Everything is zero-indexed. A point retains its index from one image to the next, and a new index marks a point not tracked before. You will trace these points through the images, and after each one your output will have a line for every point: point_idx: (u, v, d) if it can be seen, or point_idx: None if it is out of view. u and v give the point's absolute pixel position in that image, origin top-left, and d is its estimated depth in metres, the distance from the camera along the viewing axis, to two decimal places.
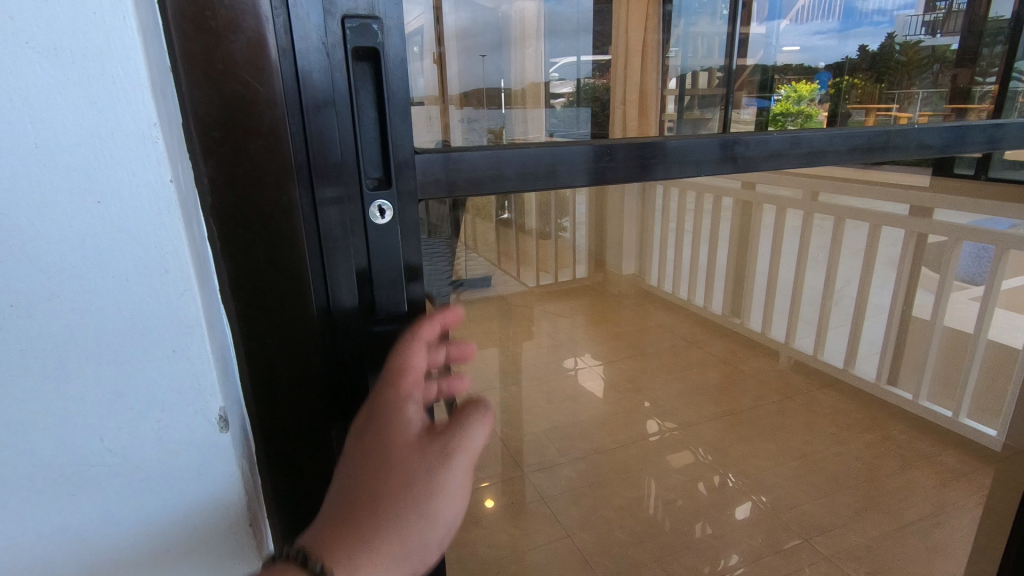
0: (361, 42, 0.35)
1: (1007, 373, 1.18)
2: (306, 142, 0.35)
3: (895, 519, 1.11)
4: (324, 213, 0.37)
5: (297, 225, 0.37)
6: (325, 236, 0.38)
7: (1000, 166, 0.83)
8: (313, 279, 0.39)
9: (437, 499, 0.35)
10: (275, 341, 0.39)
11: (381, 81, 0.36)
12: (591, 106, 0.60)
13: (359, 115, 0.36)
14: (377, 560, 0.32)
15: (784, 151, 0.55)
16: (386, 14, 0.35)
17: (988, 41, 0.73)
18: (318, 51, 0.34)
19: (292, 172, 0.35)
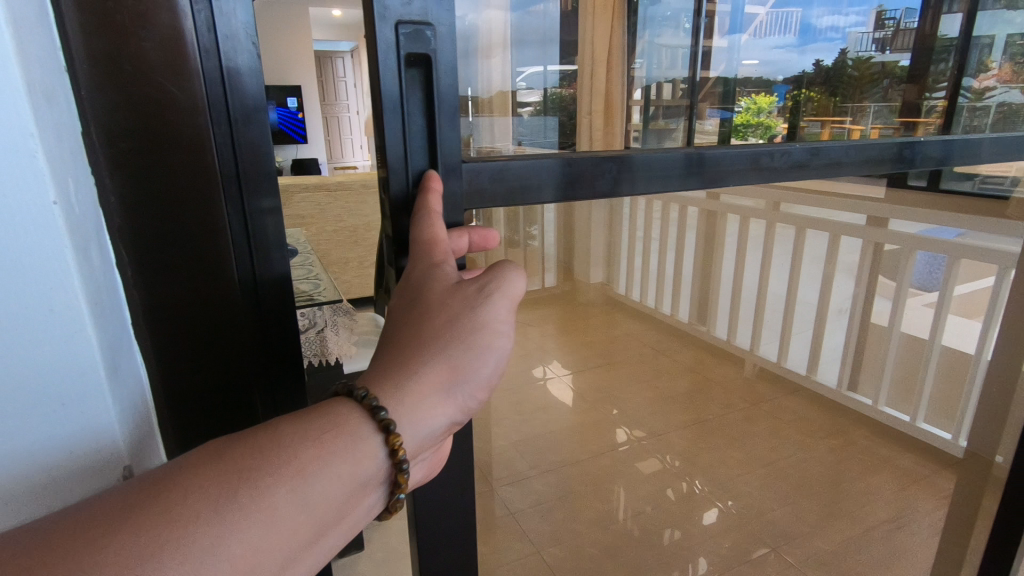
0: (414, 48, 0.35)
1: (961, 378, 1.20)
2: (234, 154, 0.32)
3: (859, 524, 1.13)
4: (259, 232, 0.34)
5: (225, 245, 0.33)
6: (259, 260, 0.34)
7: (951, 179, 0.84)
8: (244, 302, 0.35)
9: (482, 330, 0.32)
10: (201, 377, 0.35)
11: (431, 87, 0.36)
12: (558, 116, 0.56)
13: (407, 120, 0.36)
14: (419, 392, 0.30)
15: (805, 163, 0.56)
16: (440, 20, 0.35)
17: (936, 59, 0.75)
18: (249, 52, 0.31)
19: (218, 188, 0.32)
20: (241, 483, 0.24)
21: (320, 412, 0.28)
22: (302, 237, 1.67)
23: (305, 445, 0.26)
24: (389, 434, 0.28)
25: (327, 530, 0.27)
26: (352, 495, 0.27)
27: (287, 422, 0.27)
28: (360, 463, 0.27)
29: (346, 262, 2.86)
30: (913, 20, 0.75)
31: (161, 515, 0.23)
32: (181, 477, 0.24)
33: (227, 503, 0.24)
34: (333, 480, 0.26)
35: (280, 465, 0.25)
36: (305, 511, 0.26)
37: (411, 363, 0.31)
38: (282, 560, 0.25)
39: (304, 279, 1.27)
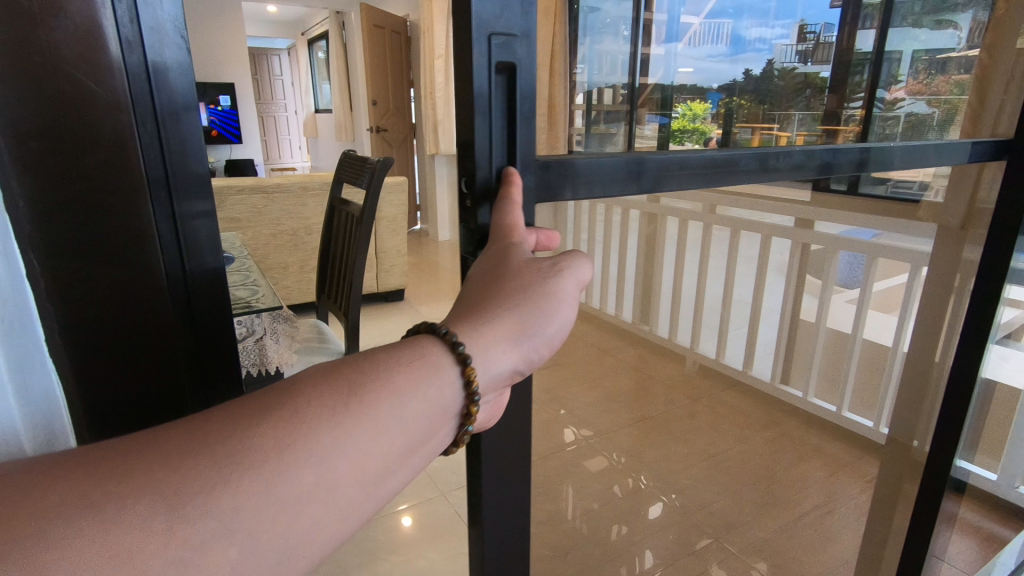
0: (503, 56, 0.36)
1: (879, 370, 1.25)
2: (163, 155, 0.30)
3: (793, 510, 1.21)
4: (192, 238, 0.32)
5: (151, 253, 0.31)
6: (193, 269, 0.32)
7: (868, 183, 0.89)
8: (174, 308, 0.33)
9: (551, 297, 0.34)
10: (122, 399, 0.32)
11: (513, 94, 0.37)
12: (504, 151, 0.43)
13: (494, 122, 0.37)
14: (492, 334, 0.31)
15: (804, 162, 0.63)
16: (527, 32, 0.36)
17: (856, 70, 0.80)
18: (176, 44, 0.29)
19: (144, 191, 0.30)
20: (343, 394, 0.25)
21: (408, 343, 0.29)
22: (237, 242, 1.60)
23: (397, 368, 0.27)
24: (466, 366, 0.29)
25: (411, 454, 0.27)
26: (434, 421, 0.28)
27: (380, 350, 0.28)
28: (443, 392, 0.28)
29: (285, 265, 2.77)
30: (832, 33, 0.75)
31: (270, 422, 0.23)
32: (287, 387, 0.25)
33: (337, 415, 0.24)
34: (420, 403, 0.27)
35: (377, 384, 0.26)
36: (398, 430, 0.26)
37: (486, 309, 0.32)
38: (375, 475, 0.26)
39: (240, 286, 1.21)
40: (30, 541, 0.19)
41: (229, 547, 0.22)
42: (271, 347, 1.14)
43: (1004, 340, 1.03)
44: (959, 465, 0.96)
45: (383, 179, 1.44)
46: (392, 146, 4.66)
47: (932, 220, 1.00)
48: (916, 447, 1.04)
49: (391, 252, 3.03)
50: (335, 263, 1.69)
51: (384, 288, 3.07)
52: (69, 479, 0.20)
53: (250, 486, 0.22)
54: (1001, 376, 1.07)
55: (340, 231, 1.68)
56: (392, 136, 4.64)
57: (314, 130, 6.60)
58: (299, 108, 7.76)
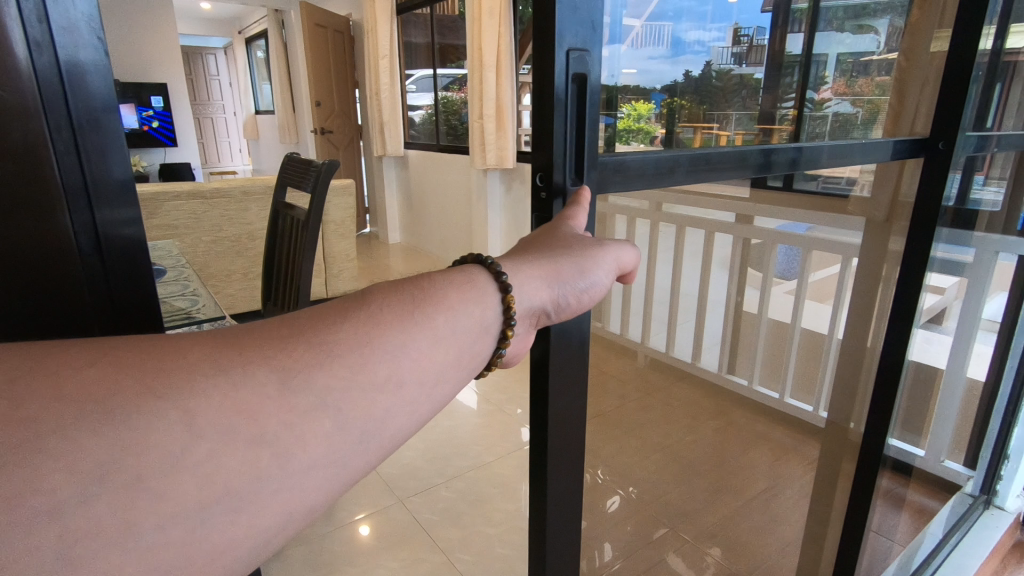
0: (580, 69, 0.40)
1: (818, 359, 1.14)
2: (80, 159, 0.37)
3: (742, 495, 1.11)
4: (109, 228, 0.40)
5: (65, 242, 0.38)
6: (109, 246, 0.40)
7: (801, 178, 0.84)
8: (88, 286, 0.40)
9: (587, 255, 0.42)
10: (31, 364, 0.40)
11: (583, 100, 0.41)
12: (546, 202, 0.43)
13: (570, 122, 0.40)
14: (531, 275, 0.40)
15: (765, 162, 0.69)
16: (595, 48, 0.41)
17: (787, 71, 0.80)
18: (91, 45, 0.36)
19: (60, 195, 0.37)
20: (417, 302, 0.34)
21: (459, 275, 0.38)
22: (174, 249, 1.52)
23: (453, 290, 0.36)
24: (507, 294, 0.38)
25: (460, 361, 0.36)
26: (479, 336, 0.37)
27: (438, 278, 0.37)
28: (486, 313, 0.37)
29: (228, 273, 2.66)
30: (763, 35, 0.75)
31: (366, 316, 0.32)
32: (374, 296, 0.34)
33: (412, 317, 0.33)
34: (468, 317, 0.36)
35: (439, 300, 0.35)
36: (453, 336, 0.35)
37: (526, 259, 0.41)
38: (438, 368, 0.34)
39: (179, 297, 1.15)
40: (139, 413, 0.25)
41: (326, 419, 0.29)
42: None
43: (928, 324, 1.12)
44: (891, 440, 1.12)
45: (329, 181, 1.40)
46: (337, 149, 4.56)
47: (863, 213, 0.99)
48: (853, 428, 1.15)
49: (340, 257, 2.96)
50: (281, 270, 1.64)
51: (334, 293, 3.00)
52: (202, 348, 0.28)
53: (338, 370, 0.30)
54: (927, 358, 1.15)
55: (285, 236, 1.63)
56: (338, 138, 4.53)
57: (254, 133, 6.37)
58: (238, 110, 7.48)
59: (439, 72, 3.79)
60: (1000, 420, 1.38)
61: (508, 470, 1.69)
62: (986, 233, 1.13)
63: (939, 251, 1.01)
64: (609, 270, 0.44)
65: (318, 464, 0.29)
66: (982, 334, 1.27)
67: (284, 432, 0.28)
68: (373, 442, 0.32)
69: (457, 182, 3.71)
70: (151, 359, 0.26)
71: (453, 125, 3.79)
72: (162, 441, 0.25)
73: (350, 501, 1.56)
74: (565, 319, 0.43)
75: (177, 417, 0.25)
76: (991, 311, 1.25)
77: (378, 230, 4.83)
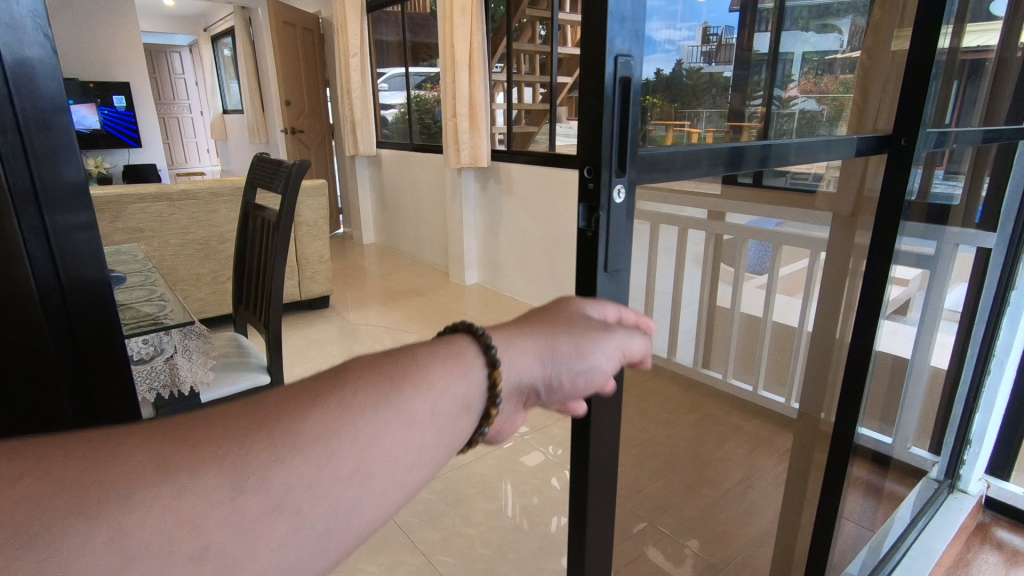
0: (624, 72, 0.43)
1: (792, 353, 1.10)
2: (28, 161, 0.47)
3: (718, 487, 1.08)
4: (60, 234, 0.50)
5: (23, 251, 0.49)
6: (63, 276, 0.51)
7: (771, 174, 0.81)
8: (48, 301, 0.51)
9: (593, 334, 0.42)
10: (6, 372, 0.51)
11: (625, 97, 0.43)
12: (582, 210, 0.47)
13: (613, 119, 0.43)
14: (526, 353, 0.40)
15: (737, 159, 0.70)
16: (633, 52, 0.44)
17: (755, 69, 0.80)
18: (36, 61, 0.47)
19: (13, 197, 0.47)
20: (388, 387, 0.34)
21: (446, 346, 0.38)
22: (140, 253, 1.48)
23: (435, 366, 0.36)
24: (493, 368, 0.37)
25: (436, 443, 0.35)
26: (459, 414, 0.36)
27: (420, 354, 0.36)
28: (468, 387, 0.37)
29: (197, 276, 2.59)
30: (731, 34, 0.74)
31: (331, 406, 0.32)
32: (348, 379, 0.33)
33: (382, 403, 0.33)
34: (447, 397, 0.35)
35: (415, 383, 0.34)
36: (430, 419, 0.35)
37: (525, 332, 0.41)
38: (408, 457, 0.34)
39: (145, 302, 1.11)
40: (61, 543, 0.24)
41: (281, 523, 0.29)
42: (184, 364, 1.06)
43: (894, 315, 1.15)
44: (861, 429, 1.15)
45: (300, 182, 1.38)
46: (309, 148, 4.48)
47: (829, 208, 0.98)
48: (824, 418, 1.15)
49: (314, 258, 2.92)
50: (252, 272, 1.61)
51: (307, 295, 2.95)
52: (145, 449, 0.27)
53: (298, 469, 0.30)
54: (895, 348, 1.19)
55: (255, 238, 1.60)
56: (308, 137, 4.46)
57: (222, 132, 6.22)
58: (205, 109, 7.31)
59: (411, 70, 3.76)
60: (962, 406, 1.44)
61: (487, 469, 1.69)
62: (948, 225, 1.16)
63: (903, 244, 1.04)
64: (615, 358, 0.43)
65: (276, 563, 0.29)
66: (945, 323, 1.31)
67: (236, 540, 0.28)
68: (338, 533, 0.32)
69: (431, 181, 3.68)
70: (95, 468, 0.26)
71: (427, 125, 3.77)
72: (92, 560, 0.24)
73: None
74: (557, 399, 0.42)
75: (109, 534, 0.25)
76: (953, 301, 1.30)
77: (351, 230, 4.77)
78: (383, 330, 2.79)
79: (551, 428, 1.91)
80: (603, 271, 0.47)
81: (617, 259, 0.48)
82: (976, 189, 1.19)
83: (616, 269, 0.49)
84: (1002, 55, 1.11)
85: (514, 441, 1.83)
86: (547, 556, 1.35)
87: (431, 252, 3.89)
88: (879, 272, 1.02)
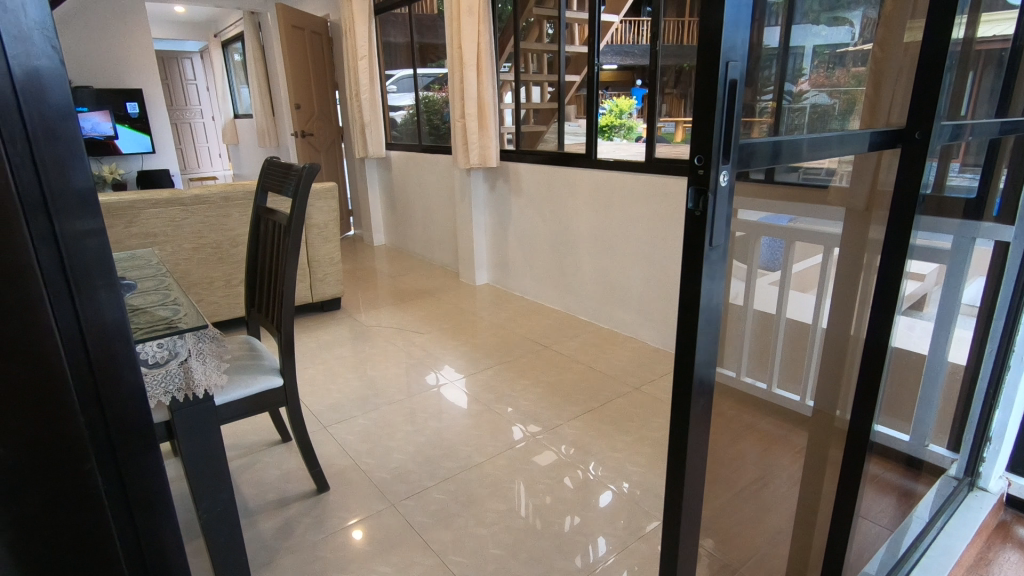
0: (731, 77, 0.53)
1: (806, 351, 1.02)
2: (38, 175, 0.37)
3: (732, 487, 0.99)
4: (71, 243, 0.39)
5: (33, 284, 0.37)
6: (92, 345, 0.41)
7: (784, 171, 0.78)
8: (67, 351, 0.39)
9: None
10: (17, 467, 0.37)
11: (731, 97, 0.54)
12: (693, 196, 0.57)
13: (724, 113, 0.54)
14: None
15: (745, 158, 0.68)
16: (738, 58, 0.54)
17: (765, 65, 0.75)
18: (42, 45, 0.37)
19: (20, 211, 0.36)
20: None
21: None
22: (154, 257, 1.50)
23: None
24: None
25: None
26: None
27: None
28: None
29: (210, 279, 2.62)
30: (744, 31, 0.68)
31: None
32: None
33: None
34: None
35: None
36: None
37: None
38: None
39: (159, 306, 1.13)
40: None
41: None
42: (198, 367, 1.07)
43: (911, 310, 1.13)
44: (878, 427, 1.13)
45: (310, 187, 1.39)
46: (319, 151, 4.51)
47: (842, 203, 0.93)
48: (839, 415, 1.10)
49: (325, 260, 2.93)
50: (264, 276, 1.62)
51: (319, 297, 2.97)
52: None
53: None
54: (911, 345, 1.16)
55: (266, 241, 1.61)
56: (318, 140, 4.48)
57: (233, 136, 6.28)
58: (217, 114, 7.40)
59: (420, 71, 3.77)
60: (980, 402, 1.42)
61: (499, 469, 1.69)
62: (964, 220, 1.13)
63: (918, 239, 1.02)
64: None
65: None
66: (963, 318, 1.28)
67: None
68: None
69: (441, 182, 3.70)
70: None
71: (436, 125, 3.79)
72: None
73: (340, 506, 1.55)
74: None
75: None
76: (971, 296, 1.27)
77: (362, 232, 4.79)
78: (394, 331, 2.81)
79: (562, 428, 1.91)
80: (709, 246, 0.58)
81: (722, 236, 0.59)
82: (995, 181, 1.16)
83: (720, 245, 0.59)
84: (1019, 45, 1.08)
85: (526, 441, 1.83)
86: (561, 556, 1.35)
87: (441, 253, 3.91)
88: (894, 267, 1.01)
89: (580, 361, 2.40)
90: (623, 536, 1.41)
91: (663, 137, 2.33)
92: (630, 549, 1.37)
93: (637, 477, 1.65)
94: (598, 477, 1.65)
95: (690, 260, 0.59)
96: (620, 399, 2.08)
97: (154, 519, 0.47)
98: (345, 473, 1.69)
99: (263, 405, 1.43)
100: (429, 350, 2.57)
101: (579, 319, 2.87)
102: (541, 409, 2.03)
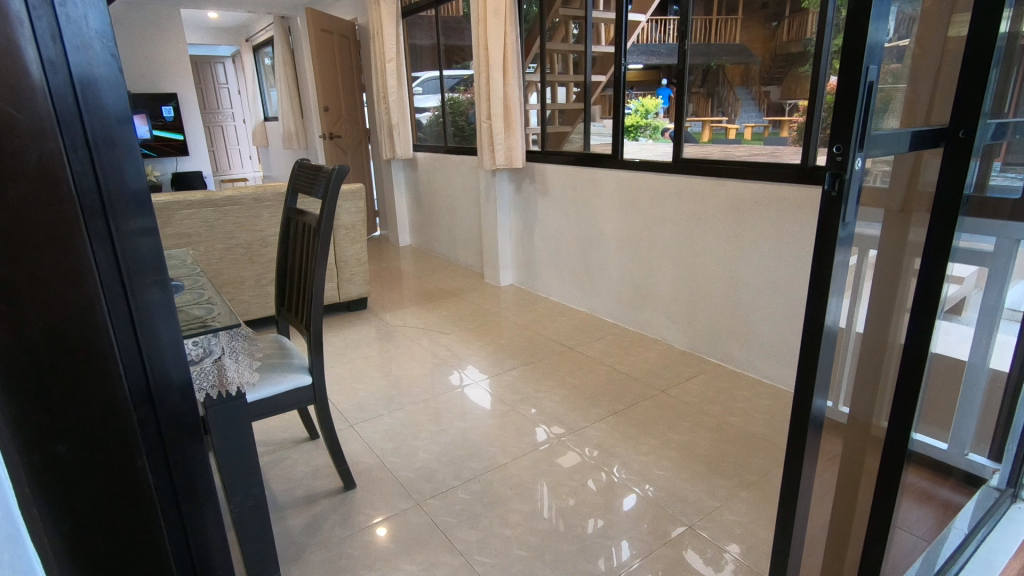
0: (872, 76, 0.60)
1: (842, 356, 0.93)
2: (96, 177, 0.38)
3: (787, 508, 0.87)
4: (127, 244, 0.40)
5: (88, 288, 0.38)
6: (143, 341, 0.41)
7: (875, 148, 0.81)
8: (119, 348, 0.40)
9: None
10: (70, 459, 0.38)
11: (869, 94, 0.60)
12: (835, 179, 0.62)
13: (865, 107, 0.60)
14: None
15: (857, 159, 0.62)
16: (879, 58, 0.60)
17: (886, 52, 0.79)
18: (100, 51, 0.38)
19: (77, 217, 0.37)
20: None
21: None
22: (187, 258, 1.53)
23: None
24: None
25: None
26: None
27: None
28: None
29: (242, 279, 2.67)
30: (881, 29, 0.60)
31: None
32: None
33: None
34: None
35: None
36: None
37: None
38: None
39: (194, 306, 1.15)
40: None
41: None
42: (231, 366, 1.08)
43: (951, 314, 1.09)
44: (916, 435, 1.10)
45: (339, 188, 1.40)
46: (347, 153, 4.58)
47: (880, 204, 0.88)
48: (876, 423, 1.06)
49: (352, 261, 2.97)
50: (294, 278, 1.65)
51: (346, 296, 3.01)
52: None
53: None
54: (951, 351, 1.12)
55: (296, 241, 1.64)
56: (346, 142, 4.55)
57: (263, 139, 6.41)
58: (248, 118, 7.57)
59: (445, 72, 3.78)
60: None
61: (524, 470, 1.69)
62: (1009, 221, 1.09)
63: (961, 241, 0.99)
64: None
65: None
66: (1005, 324, 1.25)
67: None
68: None
69: (466, 183, 3.72)
70: None
71: (461, 126, 3.81)
72: None
73: (367, 504, 1.56)
74: None
75: None
76: (1013, 300, 1.23)
77: (388, 233, 4.84)
78: (419, 330, 2.83)
79: (587, 430, 1.90)
80: (841, 227, 0.64)
81: (851, 217, 0.65)
82: None
83: (849, 225, 0.65)
84: None
85: (551, 443, 1.83)
86: (585, 559, 1.34)
87: (465, 253, 3.93)
88: (935, 270, 0.98)
89: (606, 363, 2.39)
90: (649, 541, 1.40)
91: (691, 137, 2.31)
92: (657, 554, 1.35)
93: (663, 480, 1.63)
94: (624, 480, 1.63)
95: (824, 239, 0.65)
96: (645, 402, 2.06)
97: (200, 514, 0.48)
98: (371, 472, 1.71)
99: (291, 404, 1.45)
100: (454, 350, 2.59)
101: (603, 320, 2.86)
102: (566, 411, 2.02)
